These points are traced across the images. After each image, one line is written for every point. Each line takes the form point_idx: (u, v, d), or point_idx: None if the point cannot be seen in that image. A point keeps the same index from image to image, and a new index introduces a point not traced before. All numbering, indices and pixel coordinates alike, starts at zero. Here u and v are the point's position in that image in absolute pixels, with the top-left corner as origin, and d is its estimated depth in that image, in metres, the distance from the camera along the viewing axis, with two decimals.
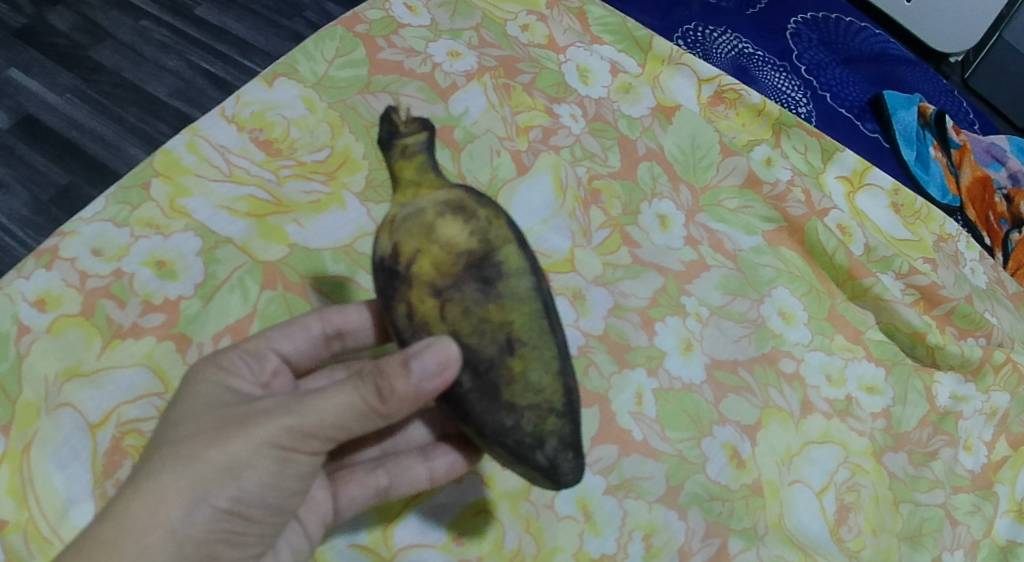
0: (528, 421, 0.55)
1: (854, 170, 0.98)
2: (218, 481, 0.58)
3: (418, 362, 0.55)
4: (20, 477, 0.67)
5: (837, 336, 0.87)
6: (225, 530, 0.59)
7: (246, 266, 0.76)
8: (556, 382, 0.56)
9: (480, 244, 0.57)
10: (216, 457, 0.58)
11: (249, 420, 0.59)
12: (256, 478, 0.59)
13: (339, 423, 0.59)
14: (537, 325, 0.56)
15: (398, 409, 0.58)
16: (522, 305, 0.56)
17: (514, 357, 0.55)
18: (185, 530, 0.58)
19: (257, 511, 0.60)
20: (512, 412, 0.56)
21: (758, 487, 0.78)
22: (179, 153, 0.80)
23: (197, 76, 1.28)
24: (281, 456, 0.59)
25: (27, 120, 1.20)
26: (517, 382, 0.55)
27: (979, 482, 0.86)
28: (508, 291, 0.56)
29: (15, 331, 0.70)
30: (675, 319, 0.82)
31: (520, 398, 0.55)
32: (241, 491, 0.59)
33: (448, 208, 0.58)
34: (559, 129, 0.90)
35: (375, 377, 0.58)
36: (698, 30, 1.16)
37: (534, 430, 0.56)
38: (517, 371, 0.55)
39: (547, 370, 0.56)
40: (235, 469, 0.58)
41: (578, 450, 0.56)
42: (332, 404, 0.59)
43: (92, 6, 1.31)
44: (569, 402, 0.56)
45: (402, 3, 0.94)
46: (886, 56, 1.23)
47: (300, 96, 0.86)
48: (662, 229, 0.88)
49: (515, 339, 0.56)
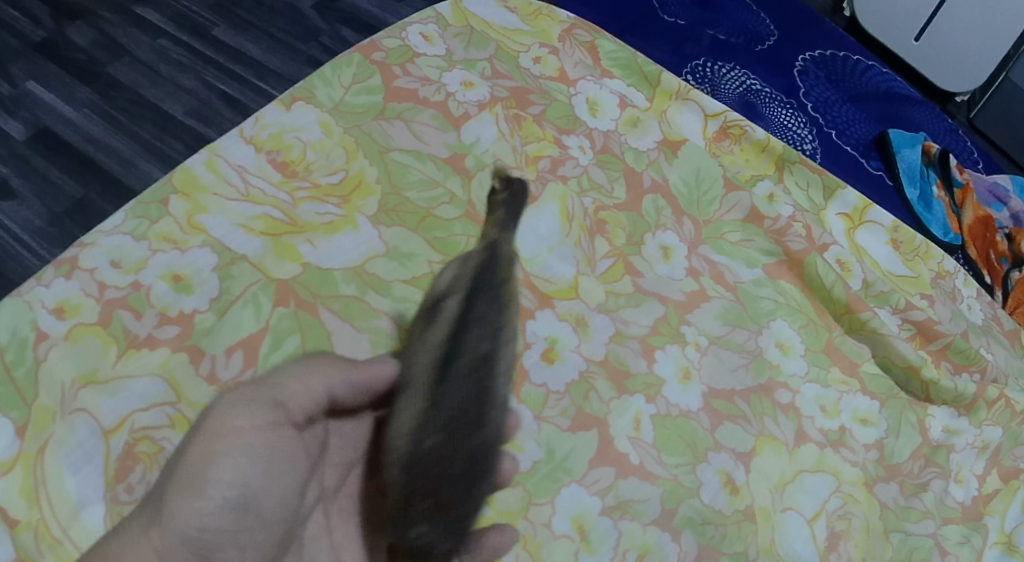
0: (408, 411, 0.66)
1: (854, 207, 1.01)
2: (182, 493, 0.62)
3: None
4: (33, 479, 0.69)
5: (833, 368, 0.89)
6: (201, 544, 0.62)
7: (261, 283, 0.79)
8: (439, 377, 0.66)
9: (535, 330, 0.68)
10: (190, 473, 0.63)
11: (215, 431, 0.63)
12: (219, 487, 0.63)
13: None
14: (446, 331, 0.68)
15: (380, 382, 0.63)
16: (446, 316, 0.70)
17: (420, 357, 0.69)
18: (166, 546, 0.62)
19: (224, 524, 0.63)
20: (403, 406, 0.67)
21: (751, 513, 0.80)
22: (198, 171, 0.83)
23: (212, 96, 1.31)
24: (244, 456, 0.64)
25: (45, 132, 1.24)
26: (411, 379, 0.68)
27: (969, 514, 0.88)
28: (446, 305, 0.71)
29: (34, 337, 0.73)
30: (674, 347, 0.84)
31: (410, 392, 0.67)
32: (213, 508, 0.63)
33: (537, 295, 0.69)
34: (568, 160, 0.93)
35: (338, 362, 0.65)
36: (707, 65, 1.19)
37: (410, 420, 0.66)
38: (414, 367, 0.69)
39: (433, 365, 0.67)
40: (205, 482, 0.63)
41: (442, 444, 0.64)
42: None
43: (111, 23, 1.35)
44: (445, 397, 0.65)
45: (418, 32, 0.97)
46: (893, 94, 1.26)
47: (317, 120, 0.88)
48: (665, 260, 0.90)
49: (427, 343, 0.70)
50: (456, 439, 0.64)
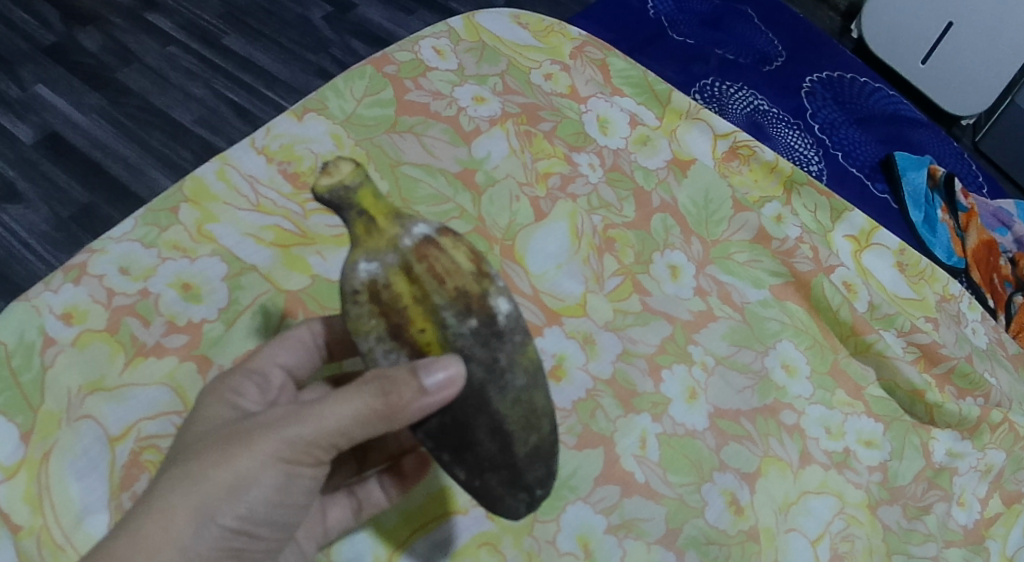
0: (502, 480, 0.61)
1: (861, 230, 1.01)
2: (225, 500, 0.61)
3: (430, 373, 0.58)
4: (36, 485, 0.69)
5: (839, 391, 0.89)
6: (232, 547, 0.63)
7: (269, 294, 0.79)
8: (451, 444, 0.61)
9: (480, 266, 0.62)
10: (224, 475, 0.61)
11: (253, 436, 0.62)
12: (261, 496, 0.62)
13: (342, 430, 0.61)
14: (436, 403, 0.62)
15: (400, 419, 0.59)
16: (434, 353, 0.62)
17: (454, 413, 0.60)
18: (195, 547, 0.61)
19: (265, 529, 0.64)
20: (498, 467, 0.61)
21: (754, 533, 0.80)
22: (209, 180, 0.83)
23: (221, 105, 1.32)
24: (286, 470, 0.62)
25: (52, 137, 1.24)
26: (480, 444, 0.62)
27: (971, 537, 0.88)
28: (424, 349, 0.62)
29: (41, 343, 0.73)
30: (681, 367, 0.85)
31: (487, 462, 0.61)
32: (248, 509, 0.62)
33: (425, 236, 0.61)
34: (577, 177, 0.94)
35: (381, 384, 0.59)
36: (715, 85, 1.21)
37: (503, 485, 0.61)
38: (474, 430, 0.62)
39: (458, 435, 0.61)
40: (242, 486, 0.61)
41: (506, 496, 0.61)
42: (340, 411, 0.61)
43: (121, 29, 1.37)
44: (478, 465, 0.60)
45: (430, 47, 0.98)
46: (899, 117, 1.26)
47: (329, 132, 0.89)
48: (673, 279, 0.90)
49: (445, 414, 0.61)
50: (492, 477, 0.60)
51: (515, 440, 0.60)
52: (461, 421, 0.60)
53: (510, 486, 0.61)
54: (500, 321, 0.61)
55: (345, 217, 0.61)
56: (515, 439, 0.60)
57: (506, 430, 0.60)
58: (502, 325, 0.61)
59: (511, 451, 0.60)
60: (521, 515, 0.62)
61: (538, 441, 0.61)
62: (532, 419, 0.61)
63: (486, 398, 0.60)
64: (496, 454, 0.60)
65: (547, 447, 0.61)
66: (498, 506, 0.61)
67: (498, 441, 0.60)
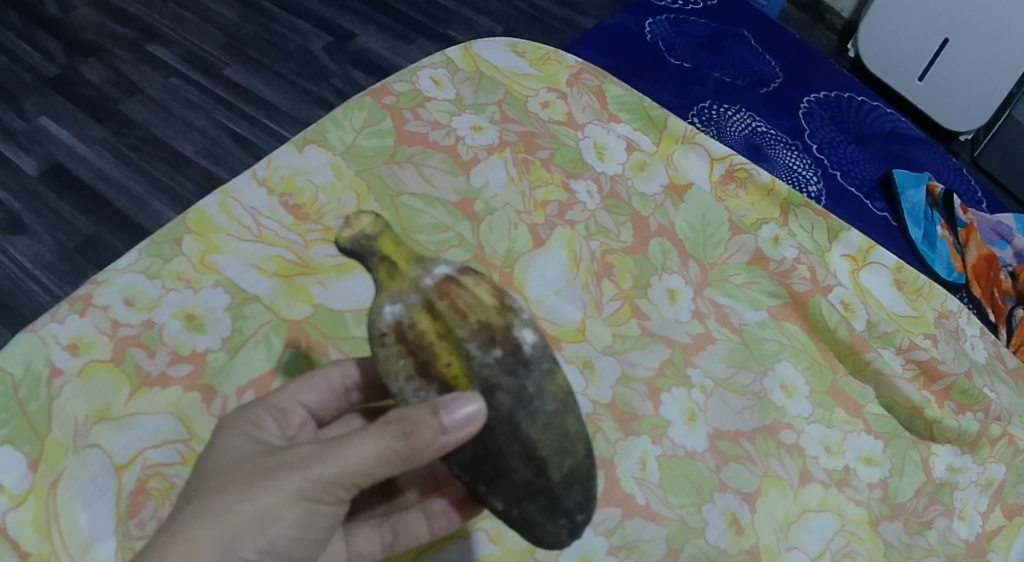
0: (537, 507, 0.61)
1: (859, 249, 1.03)
2: (248, 533, 0.62)
3: (451, 412, 0.59)
4: (45, 512, 0.70)
5: (838, 409, 0.90)
6: None
7: (272, 323, 0.81)
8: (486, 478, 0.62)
9: (498, 295, 0.64)
10: (248, 509, 0.62)
11: (277, 472, 0.63)
12: (284, 529, 0.63)
13: (364, 470, 0.62)
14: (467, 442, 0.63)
15: (422, 458, 0.61)
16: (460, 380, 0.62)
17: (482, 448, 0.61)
18: None
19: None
20: (530, 497, 0.61)
21: (755, 552, 0.81)
22: (211, 212, 0.85)
23: (224, 136, 1.34)
24: (308, 506, 0.63)
25: (57, 169, 1.26)
26: None
27: (973, 551, 0.88)
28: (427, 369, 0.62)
29: (48, 373, 0.74)
30: (680, 390, 0.86)
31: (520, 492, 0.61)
32: (270, 543, 0.63)
33: (446, 276, 0.63)
34: (575, 205, 0.95)
35: (402, 424, 0.60)
36: (713, 108, 1.24)
37: (539, 512, 0.61)
38: None
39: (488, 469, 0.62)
40: (266, 521, 0.62)
41: (550, 521, 0.61)
42: (360, 451, 0.62)
43: (123, 60, 1.40)
44: (516, 495, 0.61)
45: (428, 77, 1.00)
46: (897, 135, 1.28)
47: (329, 163, 0.91)
48: (671, 302, 0.91)
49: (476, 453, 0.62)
50: (526, 506, 0.61)
51: (550, 465, 0.61)
52: (492, 451, 0.61)
53: (548, 513, 0.61)
54: (526, 350, 0.62)
55: (368, 265, 0.64)
56: (548, 465, 0.61)
57: (540, 457, 0.61)
58: (529, 354, 0.62)
59: (545, 476, 0.61)
60: (563, 542, 0.62)
61: (574, 465, 0.62)
62: (566, 445, 0.61)
63: (517, 426, 0.61)
64: (531, 480, 0.61)
65: (584, 469, 0.62)
66: (537, 535, 0.62)
67: (532, 467, 0.61)
